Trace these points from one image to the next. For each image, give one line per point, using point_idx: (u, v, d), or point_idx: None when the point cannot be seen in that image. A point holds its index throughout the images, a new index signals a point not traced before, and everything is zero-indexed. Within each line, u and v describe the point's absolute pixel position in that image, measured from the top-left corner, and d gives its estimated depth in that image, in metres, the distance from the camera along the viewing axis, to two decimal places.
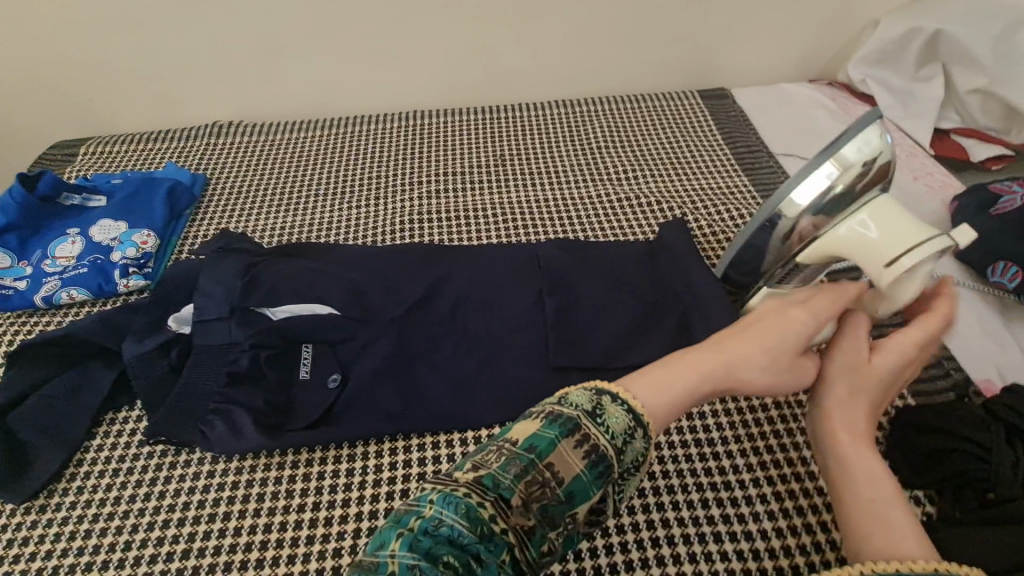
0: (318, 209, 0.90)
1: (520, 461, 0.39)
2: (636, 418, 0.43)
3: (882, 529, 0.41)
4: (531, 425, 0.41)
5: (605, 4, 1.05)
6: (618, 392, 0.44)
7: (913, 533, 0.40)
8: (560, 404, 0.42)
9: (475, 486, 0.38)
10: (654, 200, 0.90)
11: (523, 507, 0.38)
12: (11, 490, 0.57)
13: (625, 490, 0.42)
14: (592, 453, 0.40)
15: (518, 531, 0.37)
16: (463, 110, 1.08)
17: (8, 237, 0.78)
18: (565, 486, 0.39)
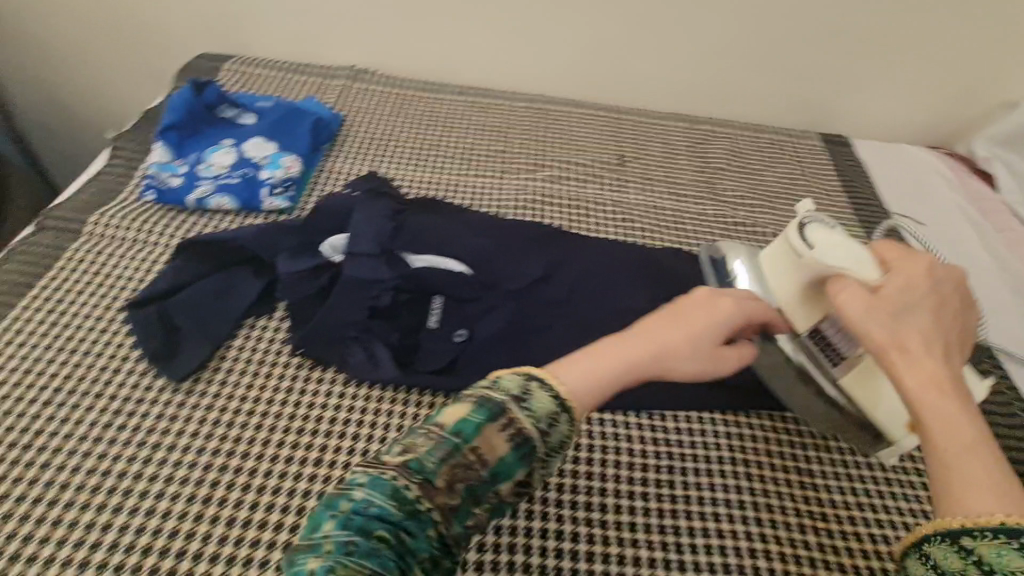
0: (447, 171, 0.93)
1: (447, 446, 0.39)
2: (564, 403, 0.41)
3: (969, 480, 0.38)
4: (462, 409, 0.40)
5: (755, 29, 1.04)
6: (545, 378, 0.42)
7: (997, 487, 0.38)
8: (490, 388, 0.41)
9: (400, 469, 0.38)
10: (769, 232, 0.92)
11: (450, 490, 0.38)
12: (165, 369, 0.61)
13: (551, 467, 0.42)
14: (517, 437, 0.40)
15: (444, 510, 0.38)
16: (590, 104, 1.10)
17: (168, 134, 0.82)
18: (490, 469, 0.39)
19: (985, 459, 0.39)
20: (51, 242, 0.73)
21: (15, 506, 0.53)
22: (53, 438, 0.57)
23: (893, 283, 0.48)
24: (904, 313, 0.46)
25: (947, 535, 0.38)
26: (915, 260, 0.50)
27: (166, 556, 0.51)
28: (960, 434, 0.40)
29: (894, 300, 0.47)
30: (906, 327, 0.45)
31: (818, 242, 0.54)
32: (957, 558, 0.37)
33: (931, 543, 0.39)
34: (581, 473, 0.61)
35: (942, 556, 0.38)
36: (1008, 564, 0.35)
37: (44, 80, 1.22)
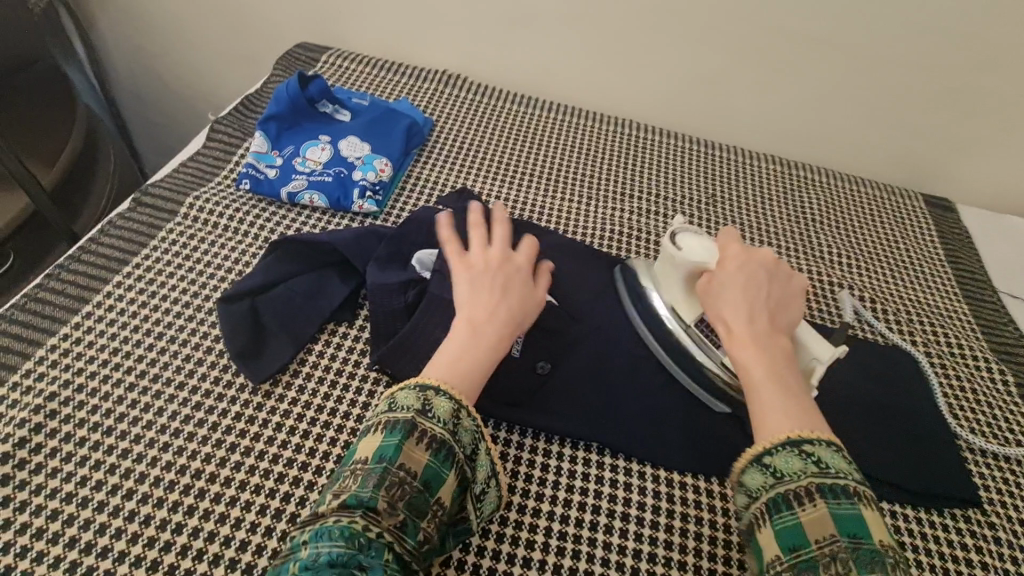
0: (532, 191, 0.90)
1: (376, 473, 0.47)
2: (458, 402, 0.51)
3: (774, 410, 0.51)
4: (374, 440, 0.48)
5: (873, 77, 0.97)
6: (438, 386, 0.51)
7: (808, 418, 0.51)
8: (392, 412, 0.50)
9: (342, 510, 0.45)
10: (866, 295, 0.86)
11: (390, 511, 0.45)
12: (247, 365, 0.61)
13: (475, 462, 0.51)
14: (433, 444, 0.48)
15: (393, 532, 0.45)
16: (682, 136, 1.06)
17: (269, 124, 0.84)
18: (419, 478, 0.47)
19: (803, 400, 0.52)
20: (147, 219, 0.74)
21: (94, 492, 0.52)
22: (132, 424, 0.57)
23: (721, 275, 0.59)
24: (720, 297, 0.58)
25: (786, 445, 0.49)
26: (730, 244, 0.61)
27: (234, 567, 0.50)
28: (766, 377, 0.53)
29: (714, 291, 0.59)
30: (721, 305, 0.58)
31: (685, 245, 0.62)
32: (797, 459, 0.48)
33: (773, 455, 0.49)
34: (660, 541, 0.58)
35: (784, 461, 0.49)
36: (835, 462, 0.48)
37: (142, 50, 1.25)
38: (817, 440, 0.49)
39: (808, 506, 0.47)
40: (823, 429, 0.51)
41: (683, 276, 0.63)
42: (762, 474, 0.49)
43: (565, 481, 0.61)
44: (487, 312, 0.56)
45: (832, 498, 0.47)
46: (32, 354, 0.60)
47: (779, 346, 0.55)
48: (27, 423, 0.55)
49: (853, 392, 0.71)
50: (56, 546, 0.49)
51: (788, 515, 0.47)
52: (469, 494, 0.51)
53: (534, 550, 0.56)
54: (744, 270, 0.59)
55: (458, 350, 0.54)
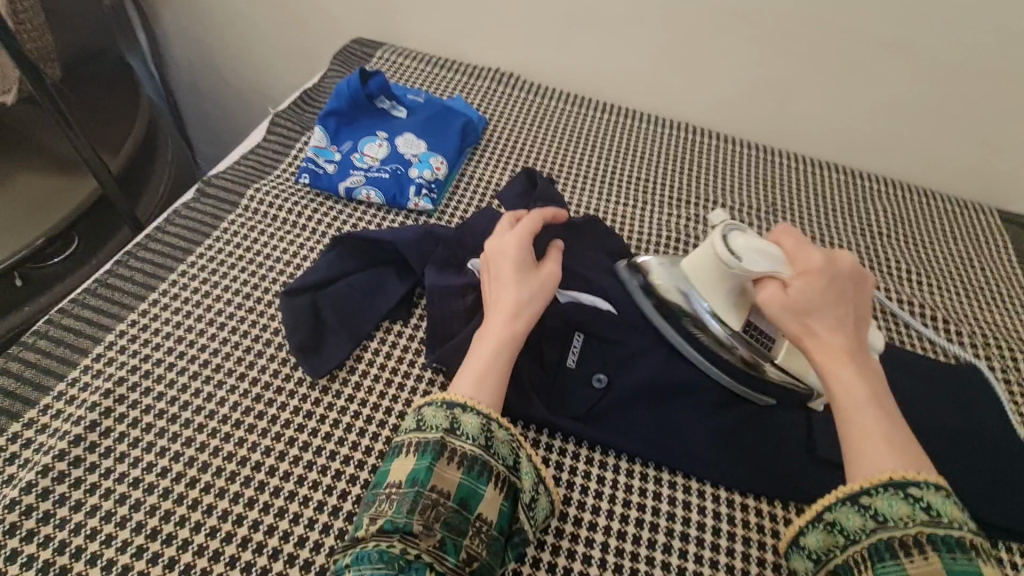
0: (586, 194, 0.89)
1: (409, 496, 0.47)
2: (486, 416, 0.51)
3: (874, 437, 0.49)
4: (406, 464, 0.49)
5: (954, 85, 0.91)
6: (464, 402, 0.51)
7: (910, 451, 0.49)
8: (422, 435, 0.51)
9: (380, 535, 0.46)
10: (937, 316, 0.82)
11: (427, 532, 0.46)
12: (306, 359, 0.61)
13: (511, 474, 0.51)
14: (465, 461, 0.49)
15: (431, 552, 0.45)
16: (741, 142, 1.02)
17: (328, 119, 0.84)
18: (454, 497, 0.48)
19: (896, 423, 0.50)
20: (210, 210, 0.75)
21: (158, 478, 0.53)
22: (195, 413, 0.58)
23: (800, 287, 0.55)
24: (808, 313, 0.54)
25: (890, 485, 0.47)
26: (805, 254, 0.57)
27: (291, 563, 0.50)
28: (866, 400, 0.51)
29: (799, 303, 0.54)
30: (812, 321, 0.54)
31: (742, 251, 0.58)
32: (903, 503, 0.46)
33: (873, 496, 0.47)
34: (721, 564, 0.56)
35: (887, 505, 0.47)
36: (946, 509, 0.46)
37: (202, 43, 1.28)
38: (925, 482, 0.47)
39: (916, 557, 0.44)
40: (927, 466, 0.48)
41: (734, 282, 0.59)
42: (862, 517, 0.47)
43: (621, 496, 0.59)
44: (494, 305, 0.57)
45: (946, 551, 0.44)
46: (102, 339, 0.62)
47: (865, 362, 0.54)
48: (96, 407, 0.57)
49: (928, 419, 0.67)
50: (122, 530, 0.50)
51: (891, 565, 0.45)
52: (519, 506, 0.51)
53: (590, 566, 0.55)
54: (830, 286, 0.55)
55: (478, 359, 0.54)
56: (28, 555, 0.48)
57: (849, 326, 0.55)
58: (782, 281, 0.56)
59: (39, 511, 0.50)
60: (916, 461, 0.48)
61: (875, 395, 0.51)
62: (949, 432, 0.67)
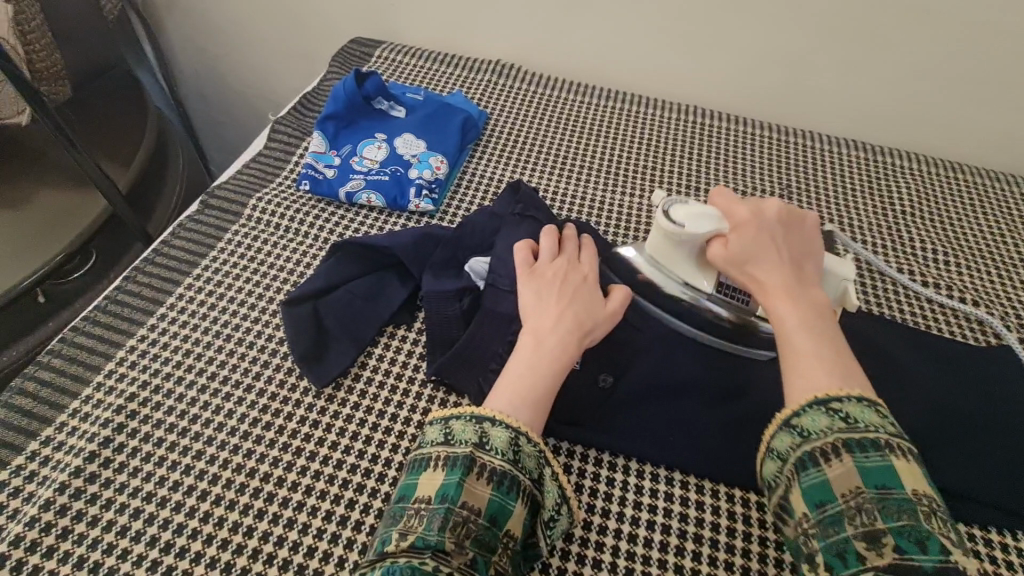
0: (591, 185, 0.87)
1: (439, 513, 0.46)
2: (516, 430, 0.50)
3: (810, 364, 0.48)
4: (436, 478, 0.48)
5: (981, 51, 0.86)
6: (495, 416, 0.50)
7: (845, 373, 0.48)
8: (451, 449, 0.49)
9: (411, 552, 0.44)
10: (968, 297, 0.78)
11: (459, 549, 0.45)
12: (311, 369, 0.61)
13: (538, 490, 0.50)
14: (495, 477, 0.48)
15: (463, 570, 0.44)
16: (753, 123, 0.99)
17: (327, 124, 0.84)
18: (484, 514, 0.47)
19: (836, 350, 0.49)
20: (214, 222, 0.75)
21: (170, 493, 0.54)
22: (204, 426, 0.58)
23: (737, 237, 0.56)
24: (747, 260, 0.55)
25: (814, 406, 0.46)
26: (735, 207, 0.59)
27: (302, 574, 0.50)
28: (799, 330, 0.50)
29: (737, 253, 0.56)
30: (750, 265, 0.55)
31: (684, 220, 0.59)
32: (825, 416, 0.45)
33: (800, 415, 0.47)
34: (737, 566, 0.54)
35: (810, 421, 0.46)
36: (867, 418, 0.45)
37: (206, 51, 1.29)
38: (848, 398, 0.46)
39: (835, 462, 0.44)
40: (864, 385, 0.47)
41: (689, 250, 0.60)
42: (789, 435, 0.47)
43: (633, 497, 0.58)
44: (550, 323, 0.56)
45: (859, 451, 0.44)
46: (113, 355, 0.63)
47: (812, 297, 0.53)
48: (110, 423, 0.58)
49: (956, 407, 0.64)
50: (138, 544, 0.51)
51: (813, 474, 0.45)
52: (538, 522, 0.50)
53: (602, 570, 0.54)
54: (762, 230, 0.56)
55: (534, 379, 0.53)
56: (49, 570, 0.49)
57: (788, 263, 0.55)
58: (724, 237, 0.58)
59: (58, 527, 0.51)
60: (849, 381, 0.47)
61: (817, 327, 0.50)
62: (980, 422, 0.63)
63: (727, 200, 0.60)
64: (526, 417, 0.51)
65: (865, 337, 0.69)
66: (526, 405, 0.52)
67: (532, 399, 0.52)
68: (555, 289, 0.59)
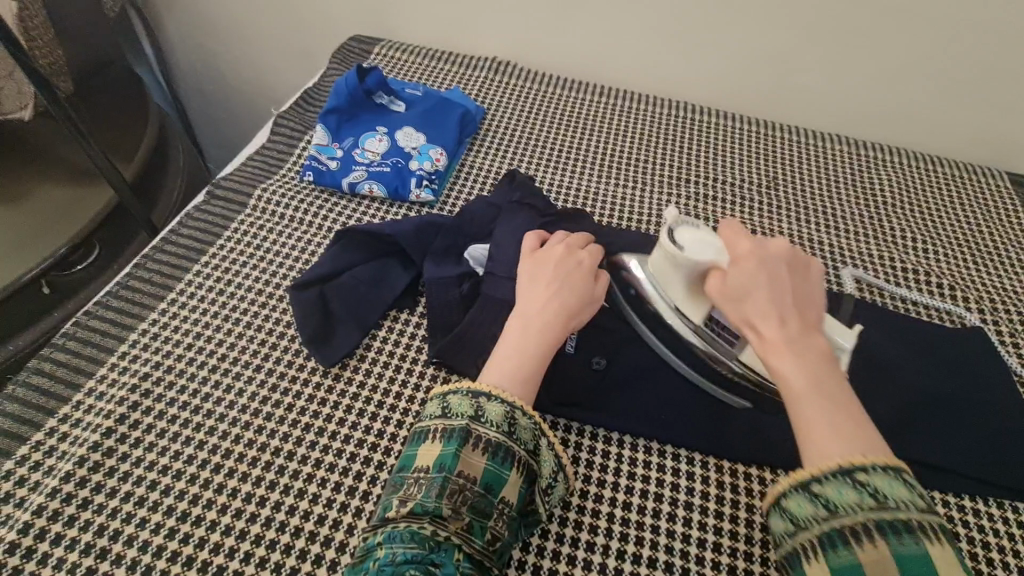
0: (586, 177, 0.90)
1: (437, 483, 0.49)
2: (511, 404, 0.53)
3: (820, 427, 0.47)
4: (434, 450, 0.51)
5: (955, 51, 0.90)
6: (490, 391, 0.53)
7: (857, 434, 0.46)
8: (450, 422, 0.52)
9: (410, 518, 0.47)
10: (944, 283, 0.82)
11: (456, 515, 0.48)
12: (319, 352, 0.64)
13: (530, 460, 0.53)
14: (490, 449, 0.51)
15: (460, 535, 0.47)
16: (740, 118, 1.02)
17: (329, 117, 0.86)
18: (480, 482, 0.50)
19: (850, 414, 0.47)
20: (220, 212, 0.78)
21: (184, 466, 0.56)
22: (215, 404, 0.61)
23: (735, 274, 0.54)
24: (745, 299, 0.53)
25: (833, 472, 0.45)
26: (737, 241, 0.56)
27: (312, 541, 0.53)
28: (806, 387, 0.48)
29: (735, 289, 0.54)
30: (749, 305, 0.53)
31: (687, 242, 0.58)
32: (852, 490, 0.44)
33: (822, 483, 0.45)
34: (725, 532, 0.57)
35: (835, 492, 0.44)
36: (895, 493, 0.43)
37: (206, 49, 1.31)
38: (872, 466, 0.44)
39: (867, 546, 0.42)
40: (882, 451, 0.46)
41: (685, 276, 0.59)
42: (813, 504, 0.45)
43: (627, 469, 0.61)
44: (539, 302, 0.59)
45: (893, 536, 0.42)
46: (125, 338, 0.65)
47: (813, 346, 0.51)
48: (124, 401, 0.60)
49: (933, 386, 0.67)
50: (154, 514, 0.54)
51: (842, 553, 0.42)
52: (535, 490, 0.53)
53: (599, 536, 0.56)
54: (762, 264, 0.54)
55: (526, 362, 0.55)
56: (69, 539, 0.52)
57: (790, 307, 0.52)
58: (722, 269, 0.56)
59: (77, 499, 0.54)
60: (864, 445, 0.46)
61: (823, 382, 0.49)
62: (953, 398, 0.67)
63: (726, 233, 0.57)
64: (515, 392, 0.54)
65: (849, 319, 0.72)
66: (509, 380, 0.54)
67: (522, 375, 0.54)
68: (547, 270, 0.61)
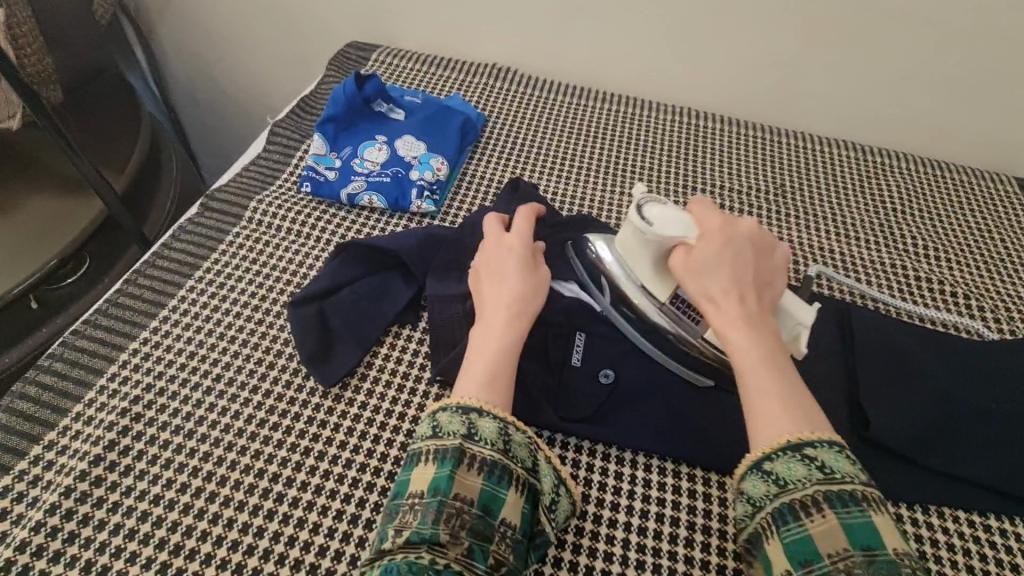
0: (591, 185, 0.88)
1: (433, 507, 0.46)
2: (502, 419, 0.51)
3: (769, 401, 0.48)
4: (426, 473, 0.48)
5: (965, 55, 0.89)
6: (480, 406, 0.50)
7: (805, 412, 0.47)
8: (440, 441, 0.49)
9: (408, 547, 0.44)
10: (957, 290, 0.80)
11: (454, 540, 0.45)
12: (319, 372, 0.61)
13: (526, 477, 0.50)
14: (483, 468, 0.48)
15: (460, 562, 0.44)
16: (744, 124, 1.01)
17: (327, 126, 0.84)
18: (477, 503, 0.47)
19: (795, 386, 0.49)
20: (214, 224, 0.75)
21: (178, 494, 0.54)
22: (210, 428, 0.58)
23: (700, 250, 0.56)
24: (706, 276, 0.55)
25: (787, 448, 0.45)
26: (709, 218, 0.58)
27: (314, 573, 0.50)
28: (756, 362, 0.49)
29: (698, 267, 0.55)
30: (710, 282, 0.54)
31: (654, 220, 0.58)
32: (800, 465, 0.44)
33: (773, 461, 0.46)
34: (746, 557, 0.55)
35: (786, 469, 0.45)
36: (840, 465, 0.44)
37: (200, 56, 1.28)
38: (820, 442, 0.45)
39: (817, 517, 0.43)
40: (827, 428, 0.47)
41: (654, 251, 0.59)
42: (766, 483, 0.45)
43: (642, 491, 0.59)
44: (491, 301, 0.58)
45: (840, 506, 0.43)
46: (115, 359, 0.62)
47: (766, 326, 0.52)
48: (115, 426, 0.57)
49: (957, 397, 0.65)
50: (146, 547, 0.51)
51: (795, 528, 0.43)
52: (539, 508, 0.51)
53: (613, 563, 0.54)
54: (727, 246, 0.55)
55: (486, 360, 0.54)
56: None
57: (747, 287, 0.54)
58: (689, 245, 0.57)
59: (64, 532, 0.51)
60: (810, 423, 0.47)
61: (775, 359, 0.50)
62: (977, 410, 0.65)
63: (703, 214, 0.58)
64: (481, 394, 0.51)
65: (864, 328, 0.70)
66: (474, 381, 0.53)
67: (482, 376, 0.52)
68: (494, 268, 0.61)
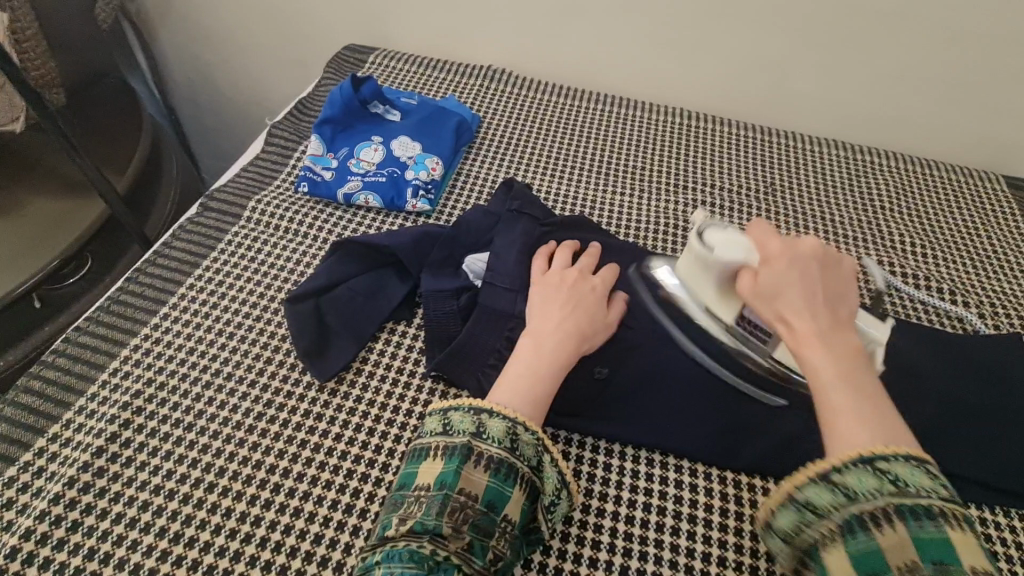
0: (584, 185, 0.89)
1: (437, 500, 0.48)
2: (512, 419, 0.52)
3: (848, 424, 0.45)
4: (434, 467, 0.50)
5: (952, 54, 0.90)
6: (492, 408, 0.52)
7: (887, 429, 0.45)
8: (452, 440, 0.51)
9: (410, 536, 0.46)
10: (943, 286, 0.81)
11: (456, 534, 0.47)
12: (315, 366, 0.63)
13: (532, 478, 0.51)
14: (491, 466, 0.50)
15: (460, 555, 0.46)
16: (736, 123, 1.02)
17: (324, 127, 0.86)
18: (481, 500, 0.49)
19: (879, 406, 0.45)
20: (213, 223, 0.77)
21: (177, 485, 0.55)
22: (209, 421, 0.59)
23: (768, 271, 0.51)
24: (778, 296, 0.50)
25: (858, 462, 0.44)
26: (770, 239, 0.52)
27: (309, 561, 0.52)
28: (840, 386, 0.46)
29: (767, 288, 0.50)
30: (780, 301, 0.50)
31: (716, 244, 0.54)
32: (873, 478, 0.43)
33: (842, 473, 0.44)
34: (728, 544, 0.56)
35: (856, 481, 0.43)
36: (917, 480, 0.43)
37: (200, 59, 1.30)
38: (896, 456, 0.43)
39: (887, 531, 0.41)
40: (909, 442, 0.45)
41: (715, 278, 0.55)
42: (832, 494, 0.44)
43: (629, 481, 0.60)
44: (553, 326, 0.59)
45: (913, 519, 0.41)
46: (117, 354, 0.64)
47: (846, 342, 0.48)
48: (116, 419, 0.59)
49: (940, 390, 0.67)
50: (147, 535, 0.52)
51: (863, 539, 0.42)
52: (537, 507, 0.52)
53: (601, 551, 0.56)
54: (795, 265, 0.51)
55: (540, 384, 0.55)
56: (60, 563, 0.50)
57: (824, 305, 0.49)
58: (753, 269, 0.52)
59: (68, 521, 0.52)
60: (893, 441, 0.44)
61: (855, 377, 0.46)
62: (961, 403, 0.66)
63: (761, 234, 0.53)
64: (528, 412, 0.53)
65: None
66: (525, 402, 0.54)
67: (534, 395, 0.54)
68: (562, 295, 0.61)
